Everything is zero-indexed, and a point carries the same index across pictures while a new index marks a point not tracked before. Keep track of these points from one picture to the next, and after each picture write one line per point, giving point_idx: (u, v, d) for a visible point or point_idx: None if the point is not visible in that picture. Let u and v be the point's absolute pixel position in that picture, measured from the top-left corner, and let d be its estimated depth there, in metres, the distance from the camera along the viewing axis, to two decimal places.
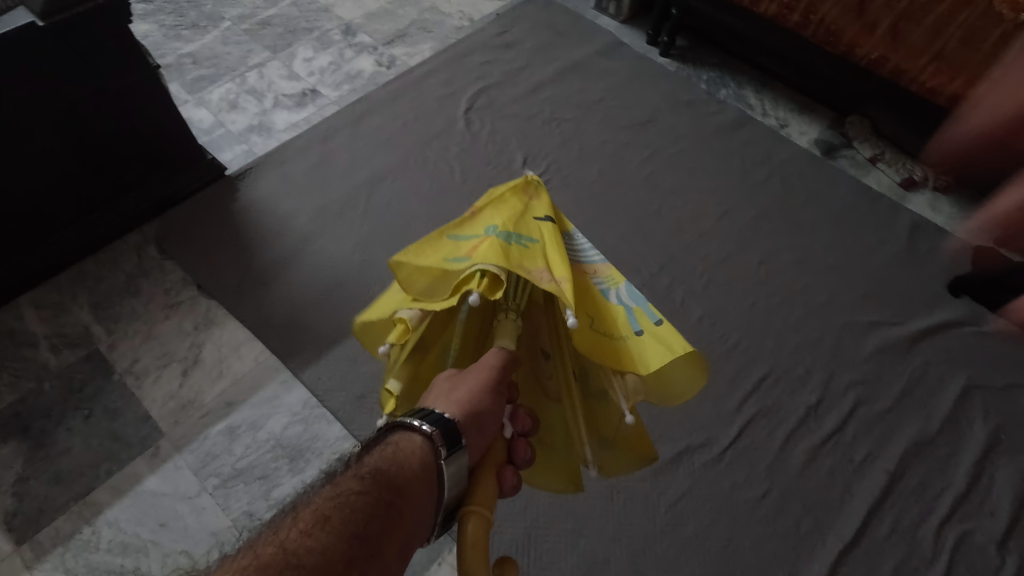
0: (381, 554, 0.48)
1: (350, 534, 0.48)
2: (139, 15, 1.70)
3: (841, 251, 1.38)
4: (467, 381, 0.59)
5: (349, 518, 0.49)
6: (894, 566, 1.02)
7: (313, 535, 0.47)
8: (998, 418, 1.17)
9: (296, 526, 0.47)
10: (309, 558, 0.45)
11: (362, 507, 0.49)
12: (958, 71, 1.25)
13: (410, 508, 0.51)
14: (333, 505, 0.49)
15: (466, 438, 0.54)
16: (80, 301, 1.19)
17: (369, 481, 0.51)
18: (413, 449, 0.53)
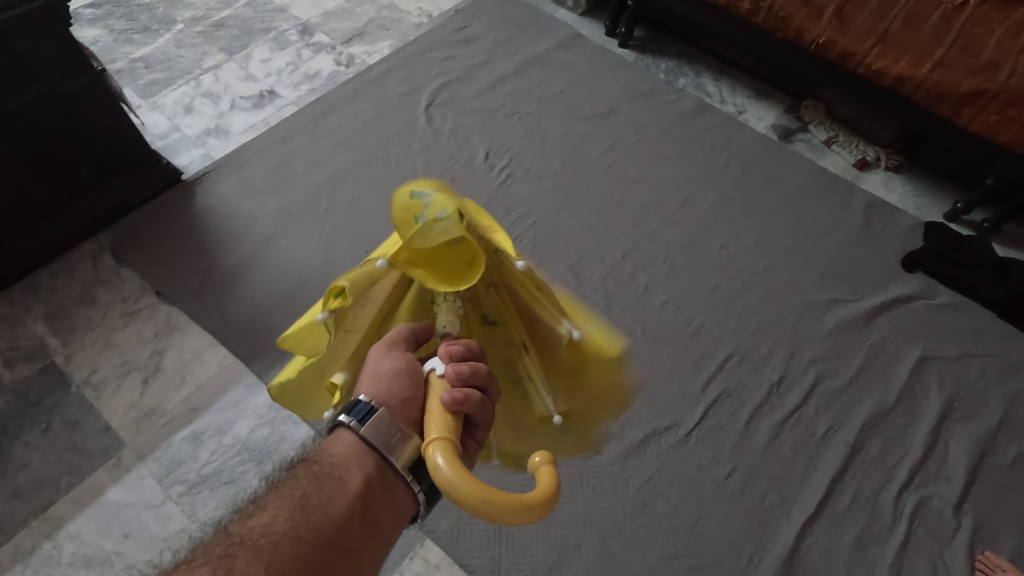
0: (330, 520, 0.49)
1: (293, 507, 0.49)
2: (88, 19, 1.65)
3: (799, 231, 1.41)
4: (373, 358, 0.57)
5: (287, 497, 0.50)
6: (857, 534, 1.05)
7: (257, 515, 0.49)
8: (952, 386, 1.21)
9: (242, 513, 0.50)
10: (253, 535, 0.47)
11: (303, 483, 0.51)
12: (901, 53, 1.28)
13: (353, 474, 0.51)
14: (277, 489, 0.51)
15: (383, 405, 0.52)
16: (34, 313, 1.16)
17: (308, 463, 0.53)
18: (337, 434, 0.54)
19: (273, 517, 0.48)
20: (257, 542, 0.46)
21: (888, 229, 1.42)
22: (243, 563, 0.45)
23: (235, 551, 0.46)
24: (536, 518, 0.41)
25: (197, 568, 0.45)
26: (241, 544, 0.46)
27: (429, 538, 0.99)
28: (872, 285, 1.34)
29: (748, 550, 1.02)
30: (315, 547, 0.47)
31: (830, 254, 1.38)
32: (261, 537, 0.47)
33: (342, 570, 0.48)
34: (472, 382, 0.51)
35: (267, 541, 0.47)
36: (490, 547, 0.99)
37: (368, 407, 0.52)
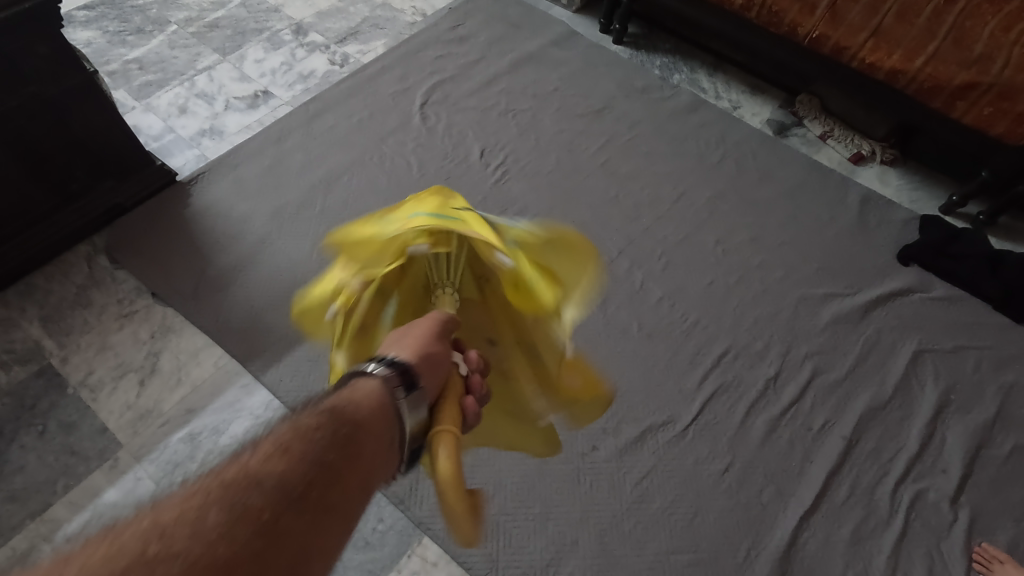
0: (345, 486, 0.45)
1: (314, 461, 0.44)
2: (81, 21, 1.65)
3: (795, 226, 1.41)
4: (421, 330, 0.59)
5: (308, 448, 0.45)
6: (854, 527, 1.05)
7: (262, 453, 0.43)
8: (948, 379, 1.21)
9: (254, 451, 0.43)
10: (258, 472, 0.41)
11: (313, 429, 0.46)
12: (894, 46, 1.29)
13: (366, 428, 0.49)
14: (282, 431, 0.46)
15: (423, 379, 0.54)
16: (29, 315, 1.16)
17: (320, 412, 0.48)
18: (369, 391, 0.52)
19: (281, 456, 0.43)
20: (263, 481, 0.41)
21: (884, 222, 1.42)
22: (257, 509, 0.39)
23: (236, 487, 0.40)
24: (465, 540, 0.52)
25: (192, 501, 0.39)
26: (246, 481, 0.41)
27: (427, 535, 0.99)
28: (867, 279, 1.34)
29: (745, 544, 1.02)
30: (327, 511, 0.42)
31: (825, 249, 1.38)
32: (268, 478, 0.41)
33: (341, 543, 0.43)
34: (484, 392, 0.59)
35: (284, 494, 0.41)
36: (488, 544, 0.99)
37: (410, 377, 0.54)
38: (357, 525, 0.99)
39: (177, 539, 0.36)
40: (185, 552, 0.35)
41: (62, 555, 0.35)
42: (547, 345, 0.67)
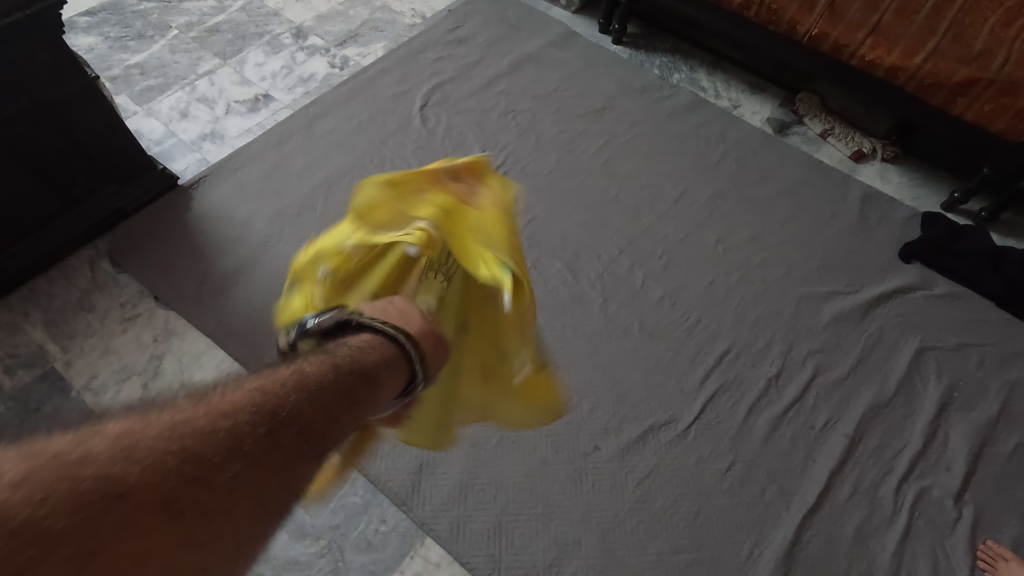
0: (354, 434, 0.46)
1: (342, 409, 0.45)
2: (83, 27, 1.66)
3: (795, 224, 1.41)
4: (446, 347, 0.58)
5: (341, 396, 0.45)
6: (857, 526, 1.05)
7: (299, 389, 0.43)
8: (951, 376, 1.21)
9: (295, 381, 0.43)
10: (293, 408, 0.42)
11: (346, 379, 0.46)
12: (894, 43, 1.28)
13: (387, 386, 0.49)
14: (321, 368, 0.46)
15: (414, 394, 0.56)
16: (32, 320, 1.16)
17: (354, 362, 0.48)
18: (396, 369, 0.51)
19: (313, 396, 0.43)
20: (295, 421, 0.41)
21: (885, 219, 1.42)
22: (293, 443, 0.40)
23: (271, 418, 0.40)
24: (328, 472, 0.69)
25: (234, 421, 0.38)
26: (284, 417, 0.41)
27: (429, 536, 0.99)
28: (869, 276, 1.33)
29: (748, 544, 1.02)
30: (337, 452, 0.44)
31: (826, 246, 1.37)
32: (300, 419, 0.41)
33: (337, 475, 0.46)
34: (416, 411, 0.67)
35: (314, 435, 0.42)
36: (490, 544, 0.99)
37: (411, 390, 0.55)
38: (360, 526, 0.99)
39: (210, 461, 0.36)
40: (215, 477, 0.36)
41: (107, 426, 0.35)
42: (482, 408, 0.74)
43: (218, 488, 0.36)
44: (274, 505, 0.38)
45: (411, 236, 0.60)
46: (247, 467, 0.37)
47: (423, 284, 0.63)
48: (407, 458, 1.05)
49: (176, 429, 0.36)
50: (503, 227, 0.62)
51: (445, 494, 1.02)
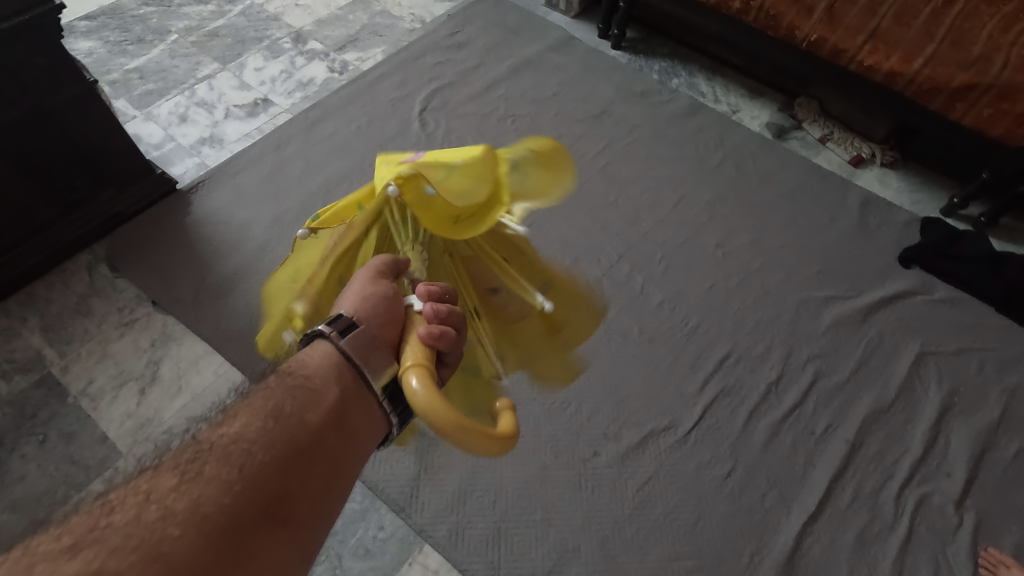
0: (301, 429, 0.46)
1: (266, 416, 0.46)
2: (82, 32, 1.66)
3: (795, 229, 1.40)
4: (360, 284, 0.55)
5: (259, 409, 0.46)
6: (859, 532, 1.04)
7: (228, 422, 0.45)
8: (952, 381, 1.21)
9: (210, 422, 0.46)
10: (222, 440, 0.44)
11: (277, 392, 0.48)
12: (892, 48, 1.29)
13: (314, 378, 0.49)
14: (232, 403, 0.48)
15: (363, 321, 0.51)
16: (30, 324, 1.16)
17: (271, 376, 0.50)
18: (319, 355, 0.51)
19: (225, 425, 0.45)
20: (226, 449, 0.43)
21: (884, 224, 1.42)
22: (216, 463, 0.42)
23: (181, 464, 0.42)
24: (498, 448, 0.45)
25: (161, 475, 0.41)
26: (209, 451, 0.43)
27: (428, 543, 0.99)
28: (869, 281, 1.33)
29: (749, 550, 1.02)
30: (289, 447, 0.45)
31: (826, 251, 1.37)
32: (234, 444, 0.43)
33: (313, 472, 0.45)
34: (448, 322, 0.52)
35: (242, 446, 0.43)
36: (489, 551, 0.98)
37: (351, 323, 0.51)
38: (358, 533, 0.99)
39: (150, 513, 0.38)
40: (162, 525, 0.37)
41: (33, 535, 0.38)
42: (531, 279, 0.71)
43: (167, 529, 0.37)
44: (243, 524, 0.40)
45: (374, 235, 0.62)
46: (190, 502, 0.39)
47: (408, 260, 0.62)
48: (404, 466, 1.04)
49: (98, 509, 0.38)
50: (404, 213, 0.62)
51: (444, 500, 1.02)
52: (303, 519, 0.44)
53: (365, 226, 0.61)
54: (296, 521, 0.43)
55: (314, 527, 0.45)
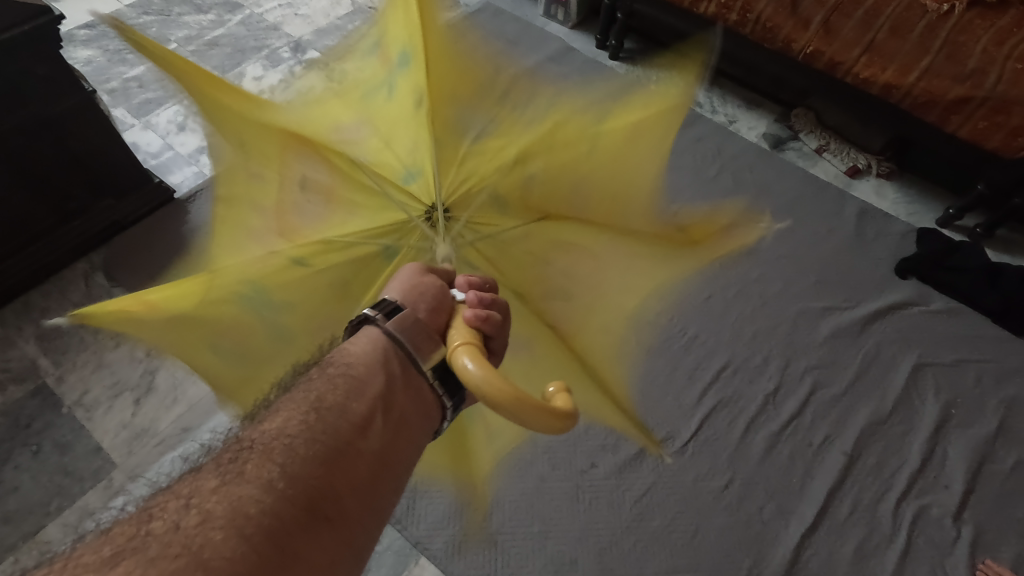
0: (347, 419, 0.45)
1: (308, 407, 0.45)
2: (82, 40, 1.66)
3: (793, 240, 1.41)
4: (404, 273, 0.56)
5: (301, 401, 0.45)
6: (856, 546, 1.04)
7: (269, 419, 0.44)
8: (949, 393, 1.21)
9: (253, 420, 0.45)
10: (262, 437, 0.42)
11: (320, 384, 0.47)
12: (888, 60, 1.29)
13: (357, 367, 0.48)
14: (276, 399, 0.47)
15: (409, 304, 0.51)
16: (25, 333, 1.15)
17: (314, 369, 0.49)
18: (365, 344, 0.50)
19: (267, 420, 0.44)
20: (267, 445, 0.42)
21: (881, 235, 1.42)
22: (258, 461, 0.41)
23: (223, 465, 0.41)
24: (553, 427, 0.43)
25: (204, 477, 0.40)
26: (250, 449, 0.42)
27: (424, 555, 0.98)
28: (866, 291, 1.33)
29: (746, 563, 1.01)
30: (333, 439, 0.43)
31: (824, 261, 1.38)
32: (274, 440, 0.42)
33: (363, 463, 0.44)
34: (494, 308, 0.53)
35: (283, 440, 0.42)
36: (484, 564, 0.98)
37: (396, 306, 0.51)
38: None
39: (190, 519, 0.37)
40: (204, 530, 0.36)
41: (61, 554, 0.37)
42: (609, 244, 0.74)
43: (207, 534, 0.36)
44: (290, 524, 0.38)
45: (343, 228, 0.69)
46: (229, 502, 0.38)
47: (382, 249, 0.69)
48: None
49: (138, 517, 0.38)
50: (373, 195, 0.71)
51: (441, 512, 1.02)
52: (350, 514, 0.42)
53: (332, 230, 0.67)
54: (343, 515, 0.41)
55: (364, 521, 0.42)
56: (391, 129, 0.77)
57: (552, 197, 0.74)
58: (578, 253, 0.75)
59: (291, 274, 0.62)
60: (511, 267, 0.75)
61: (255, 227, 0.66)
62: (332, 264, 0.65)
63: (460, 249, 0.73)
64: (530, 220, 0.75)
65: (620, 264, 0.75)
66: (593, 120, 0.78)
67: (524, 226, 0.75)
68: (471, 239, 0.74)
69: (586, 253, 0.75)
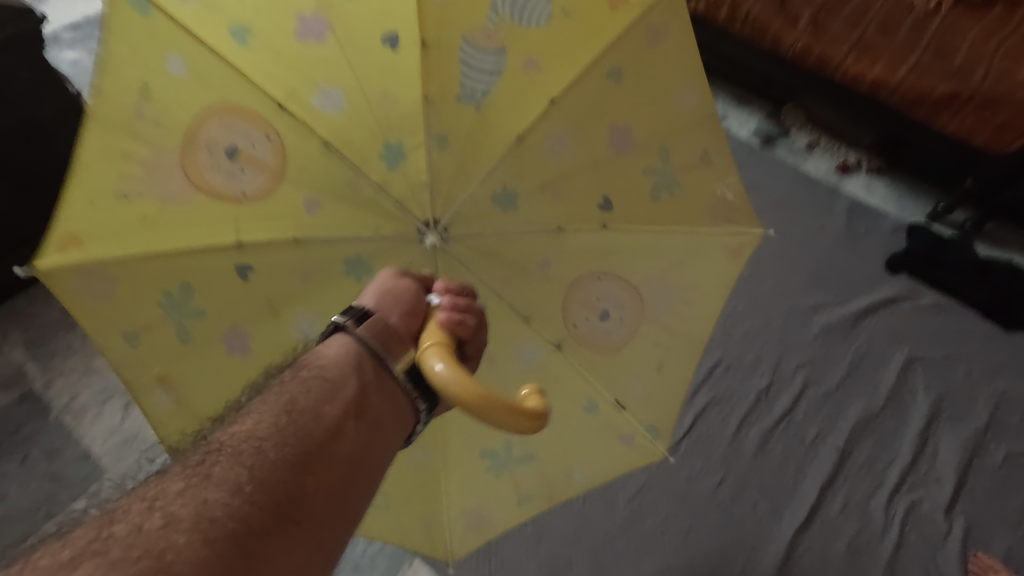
0: (320, 422, 0.44)
1: (280, 411, 0.43)
2: (68, 42, 1.64)
3: (785, 237, 1.41)
4: (379, 277, 0.55)
5: (273, 404, 0.44)
6: (848, 541, 1.04)
7: (240, 421, 0.42)
8: (939, 388, 1.21)
9: (222, 423, 0.43)
10: (231, 440, 0.41)
11: (292, 387, 0.46)
12: (876, 57, 1.30)
13: (331, 372, 0.47)
14: (245, 403, 0.46)
15: (382, 312, 0.51)
16: (12, 340, 1.14)
17: (287, 371, 0.48)
18: (337, 349, 0.50)
19: (236, 423, 0.42)
20: (237, 447, 0.40)
21: (871, 232, 1.43)
22: (225, 465, 0.39)
23: (190, 468, 0.39)
24: (527, 426, 0.43)
25: (170, 479, 0.38)
26: (219, 451, 0.40)
27: (417, 558, 0.98)
28: (856, 288, 1.34)
29: (739, 560, 1.02)
30: (305, 442, 0.42)
31: (815, 257, 1.38)
32: (244, 442, 0.41)
33: (336, 468, 0.43)
34: (469, 313, 0.52)
35: (253, 443, 0.41)
36: (479, 565, 0.98)
37: (364, 312, 0.52)
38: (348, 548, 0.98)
39: (153, 522, 0.35)
40: (167, 532, 0.35)
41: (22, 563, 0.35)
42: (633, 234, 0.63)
43: (170, 537, 0.34)
44: (258, 529, 0.37)
45: (279, 215, 0.58)
46: (194, 506, 0.36)
47: (337, 242, 0.59)
48: None
49: (101, 519, 0.36)
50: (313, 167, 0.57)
51: None
52: (321, 518, 0.40)
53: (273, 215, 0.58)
54: (312, 518, 0.40)
55: (336, 523, 0.41)
56: (354, 49, 0.54)
57: (569, 184, 0.61)
58: (595, 247, 0.63)
59: (224, 279, 0.59)
60: (525, 277, 0.64)
61: (144, 173, 0.54)
62: (280, 259, 0.59)
63: (455, 249, 0.61)
64: (545, 217, 0.61)
65: (665, 244, 0.64)
66: (613, 70, 0.58)
67: (538, 227, 0.62)
68: (471, 247, 0.62)
69: (603, 246, 0.63)
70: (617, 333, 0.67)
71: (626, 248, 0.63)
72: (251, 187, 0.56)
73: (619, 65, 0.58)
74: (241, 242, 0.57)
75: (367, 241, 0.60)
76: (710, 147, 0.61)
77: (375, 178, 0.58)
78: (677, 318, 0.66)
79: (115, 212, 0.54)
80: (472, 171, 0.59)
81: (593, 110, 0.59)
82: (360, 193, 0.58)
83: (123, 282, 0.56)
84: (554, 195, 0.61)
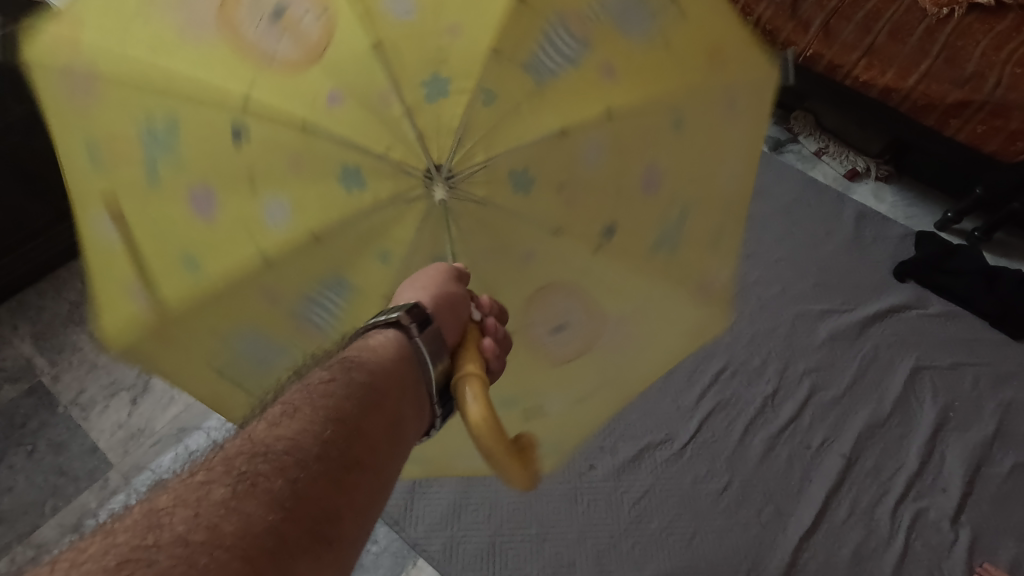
0: (362, 437, 0.42)
1: (325, 418, 0.41)
2: None
3: (792, 243, 1.41)
4: (435, 273, 0.52)
5: (320, 409, 0.42)
6: (853, 548, 1.04)
7: (285, 424, 0.40)
8: (947, 396, 1.21)
9: (265, 418, 0.41)
10: (277, 445, 0.39)
11: (339, 391, 0.43)
12: (887, 64, 1.29)
13: (382, 387, 0.45)
14: (291, 395, 0.43)
15: (439, 317, 0.48)
16: (21, 332, 1.15)
17: (334, 366, 0.46)
18: (386, 351, 0.48)
19: (281, 425, 0.40)
20: (279, 455, 0.38)
21: (879, 238, 1.43)
22: (267, 474, 0.37)
23: (231, 469, 0.37)
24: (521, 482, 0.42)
25: (217, 482, 0.36)
26: (263, 458, 0.38)
27: (421, 557, 0.98)
28: (865, 294, 1.34)
29: (745, 566, 1.01)
30: (342, 457, 0.40)
31: (823, 264, 1.38)
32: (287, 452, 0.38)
33: (367, 488, 0.40)
34: (500, 343, 0.52)
35: (296, 453, 0.38)
36: (482, 565, 0.98)
37: (427, 316, 0.48)
38: None
39: (198, 534, 0.32)
40: (208, 549, 0.32)
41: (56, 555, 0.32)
42: (634, 243, 0.58)
43: (211, 553, 0.32)
44: (289, 546, 0.34)
45: (296, 101, 0.49)
46: (237, 521, 0.34)
47: (348, 137, 0.49)
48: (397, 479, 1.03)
49: (145, 520, 0.33)
50: (358, 62, 0.48)
51: (437, 515, 1.01)
52: (349, 538, 0.38)
53: (292, 101, 0.48)
54: (342, 539, 0.37)
55: (359, 546, 0.39)
56: None
57: (587, 198, 0.54)
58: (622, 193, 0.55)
59: (216, 136, 0.50)
60: (503, 262, 0.56)
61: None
62: (274, 136, 0.49)
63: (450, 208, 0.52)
64: (544, 221, 0.54)
65: (636, 290, 0.61)
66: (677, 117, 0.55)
67: (537, 223, 0.54)
68: (473, 216, 0.53)
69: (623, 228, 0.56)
70: (566, 348, 0.62)
71: (622, 260, 0.58)
72: (284, 53, 0.48)
73: (687, 106, 0.56)
74: (248, 97, 0.48)
75: (368, 152, 0.49)
76: (723, 234, 0.63)
77: (407, 100, 0.49)
78: (620, 357, 0.65)
79: (134, 30, 0.50)
80: (518, 131, 0.52)
81: (641, 133, 0.54)
82: (387, 109, 0.49)
83: (108, 88, 0.51)
84: (566, 201, 0.54)
